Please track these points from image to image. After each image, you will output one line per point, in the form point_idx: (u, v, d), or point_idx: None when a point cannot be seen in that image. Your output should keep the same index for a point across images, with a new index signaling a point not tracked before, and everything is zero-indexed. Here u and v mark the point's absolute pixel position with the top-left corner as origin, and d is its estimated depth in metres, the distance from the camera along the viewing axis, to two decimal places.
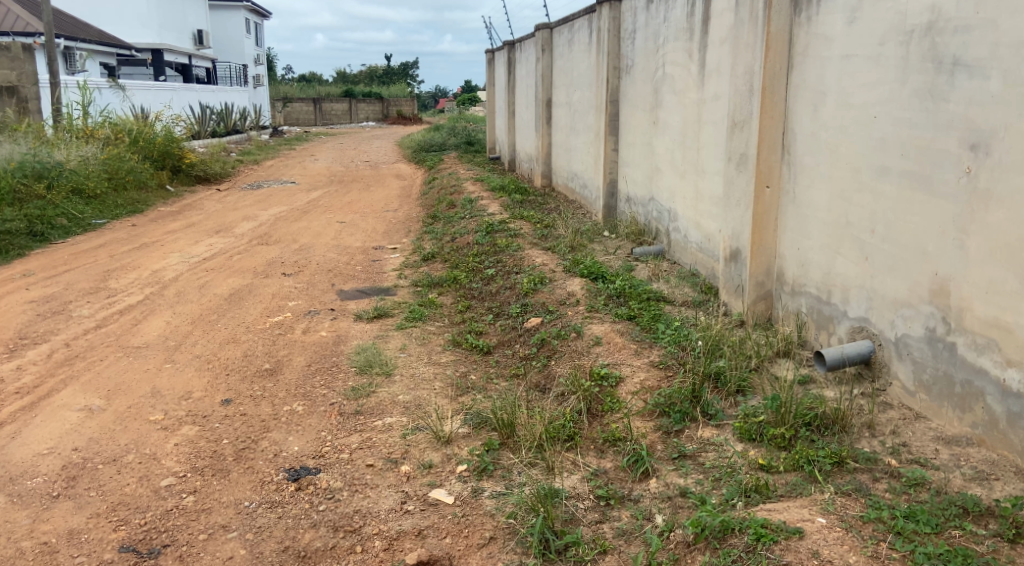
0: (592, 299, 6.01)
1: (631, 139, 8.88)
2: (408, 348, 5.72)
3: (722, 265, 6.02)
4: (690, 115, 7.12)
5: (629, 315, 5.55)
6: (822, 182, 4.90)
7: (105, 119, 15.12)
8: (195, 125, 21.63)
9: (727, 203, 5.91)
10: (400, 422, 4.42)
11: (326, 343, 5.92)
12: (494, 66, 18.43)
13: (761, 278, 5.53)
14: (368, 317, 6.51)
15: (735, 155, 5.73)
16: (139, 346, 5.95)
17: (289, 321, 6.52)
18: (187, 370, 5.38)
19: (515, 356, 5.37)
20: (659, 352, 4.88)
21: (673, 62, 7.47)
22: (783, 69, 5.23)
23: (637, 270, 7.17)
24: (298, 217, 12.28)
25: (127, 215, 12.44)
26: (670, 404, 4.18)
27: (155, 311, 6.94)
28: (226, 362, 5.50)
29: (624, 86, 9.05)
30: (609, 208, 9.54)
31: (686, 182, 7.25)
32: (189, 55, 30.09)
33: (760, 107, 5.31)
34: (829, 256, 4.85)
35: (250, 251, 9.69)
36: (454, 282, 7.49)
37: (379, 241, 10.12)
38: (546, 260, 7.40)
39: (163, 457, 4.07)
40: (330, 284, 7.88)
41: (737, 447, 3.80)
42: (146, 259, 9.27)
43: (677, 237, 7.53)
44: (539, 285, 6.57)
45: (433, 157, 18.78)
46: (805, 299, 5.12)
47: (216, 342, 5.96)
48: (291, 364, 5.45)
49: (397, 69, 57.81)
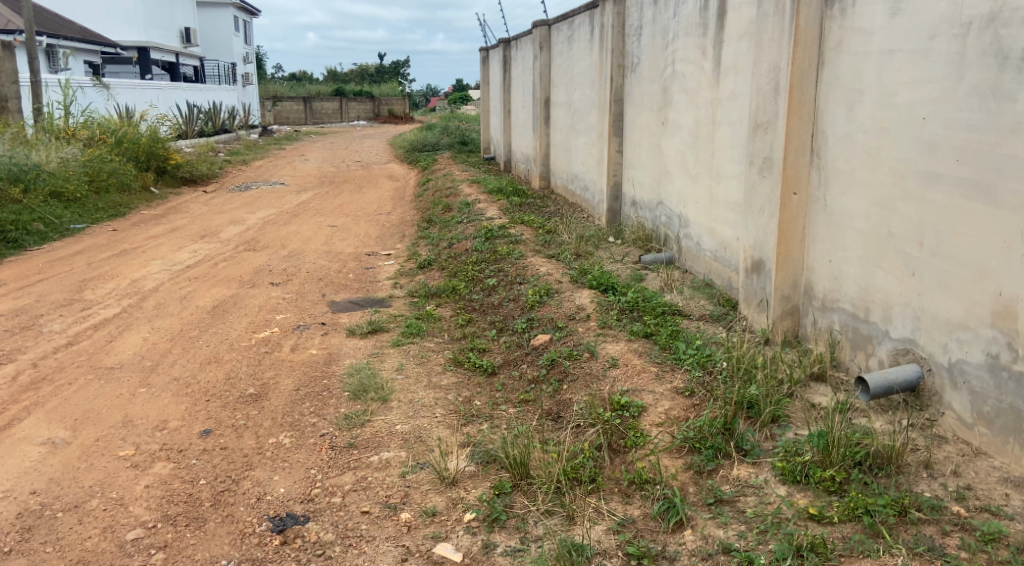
0: (603, 314, 5.57)
1: (637, 139, 8.44)
2: (405, 368, 5.27)
3: (743, 276, 5.59)
4: (703, 115, 6.68)
5: (645, 332, 5.11)
6: (859, 189, 4.47)
7: (87, 118, 14.60)
8: (182, 125, 21.12)
9: (749, 210, 5.47)
10: (397, 458, 3.97)
11: (316, 362, 5.46)
12: (489, 63, 17.96)
13: (787, 291, 5.10)
14: (361, 332, 6.06)
15: (757, 159, 5.30)
16: (112, 367, 5.49)
17: (277, 337, 6.06)
18: (163, 395, 4.92)
19: (523, 378, 4.91)
20: (683, 375, 4.44)
21: (684, 58, 7.03)
22: (812, 65, 4.79)
23: (648, 280, 6.74)
24: (287, 220, 11.80)
25: (108, 218, 11.95)
26: (701, 437, 3.73)
27: (133, 325, 6.48)
28: (206, 386, 5.04)
29: (629, 85, 8.60)
30: (613, 211, 9.11)
31: (699, 187, 6.82)
32: (176, 53, 29.47)
33: (787, 107, 4.87)
34: (867, 270, 4.42)
35: (236, 258, 9.21)
36: (454, 292, 7.04)
37: (372, 247, 9.65)
38: (551, 269, 6.95)
39: (131, 503, 3.62)
40: (321, 294, 7.42)
41: (780, 490, 3.37)
42: (126, 267, 8.79)
43: (689, 243, 7.10)
44: (545, 298, 6.13)
45: (427, 157, 18.29)
46: (838, 315, 4.69)
47: (195, 362, 5.50)
48: (278, 389, 4.97)
49: (389, 69, 57.37)
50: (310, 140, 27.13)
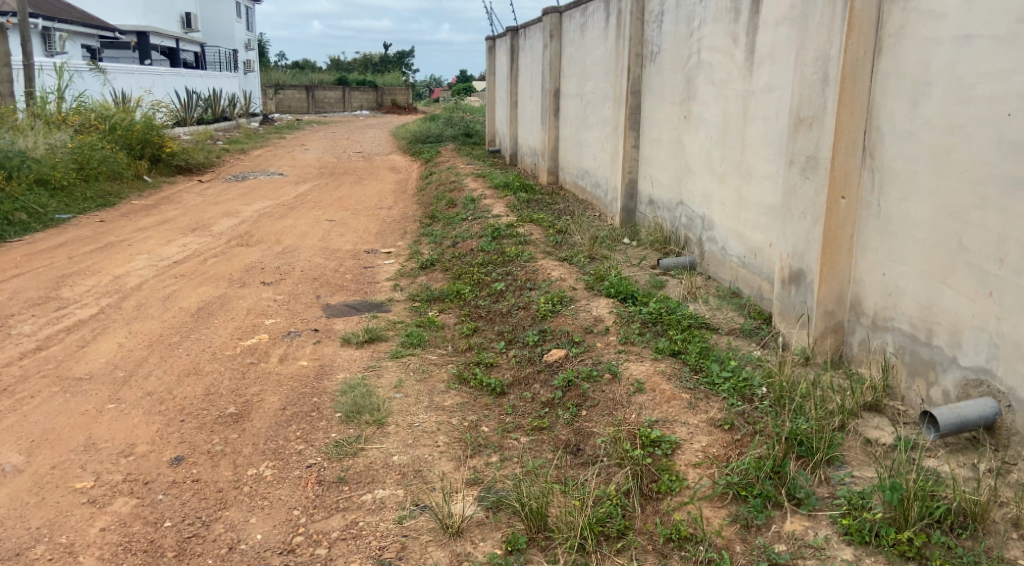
0: (624, 327, 5.03)
1: (656, 135, 7.90)
2: (404, 386, 4.73)
3: (779, 287, 5.06)
4: (732, 109, 6.15)
5: (672, 350, 4.58)
6: (923, 195, 3.94)
7: (80, 103, 14.07)
8: (179, 112, 20.57)
9: (787, 216, 4.93)
10: (393, 498, 3.45)
11: (306, 376, 4.94)
12: (495, 53, 17.39)
13: (831, 306, 4.57)
14: (357, 341, 5.53)
15: (799, 158, 4.76)
16: (81, 377, 4.97)
17: (264, 345, 5.54)
18: (133, 413, 4.41)
19: (536, 401, 4.38)
20: (719, 401, 3.90)
21: (712, 47, 6.49)
22: (868, 53, 4.27)
23: (669, 287, 6.21)
24: (283, 213, 11.25)
25: (95, 209, 11.43)
26: (746, 483, 3.21)
27: (109, 328, 5.96)
28: (181, 402, 4.52)
29: (648, 75, 8.05)
30: (627, 210, 8.57)
31: (726, 187, 6.29)
32: (177, 38, 28.83)
33: (838, 99, 4.33)
34: (930, 287, 3.89)
35: (227, 254, 8.67)
36: (458, 297, 6.53)
37: (371, 244, 9.12)
38: (564, 273, 6.41)
39: (82, 552, 3.16)
40: (315, 296, 6.90)
41: (846, 554, 2.86)
42: (110, 261, 8.28)
43: (713, 248, 6.58)
44: (558, 306, 5.59)
45: (430, 149, 17.74)
46: (893, 336, 4.16)
47: (172, 374, 4.97)
48: (262, 408, 4.45)
49: (394, 59, 56.78)
50: (312, 129, 26.55)
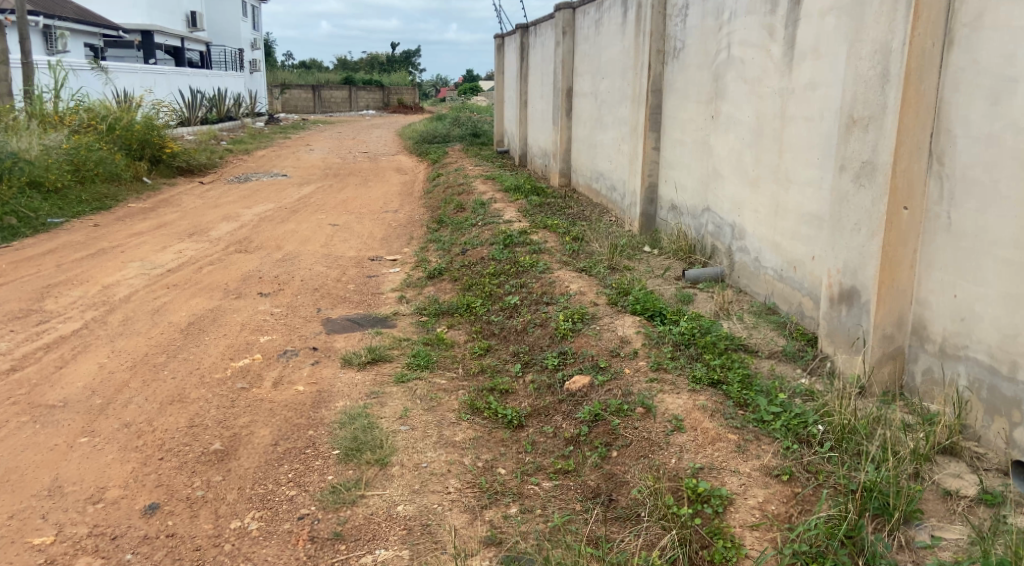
0: (654, 351, 4.53)
1: (678, 136, 7.40)
2: (410, 417, 4.24)
3: (825, 306, 4.56)
4: (767, 109, 5.65)
5: (711, 379, 4.07)
6: (1007, 207, 3.51)
7: (78, 102, 13.62)
8: (182, 111, 20.14)
9: (836, 228, 4.44)
10: (396, 562, 3.01)
11: (302, 404, 4.46)
12: (504, 51, 16.86)
13: (891, 330, 4.09)
14: (358, 362, 5.05)
15: (852, 163, 4.28)
16: (54, 405, 4.50)
17: (257, 367, 5.06)
18: (106, 449, 3.95)
19: (558, 437, 3.90)
20: (771, 445, 3.41)
21: (743, 42, 5.99)
22: (936, 46, 3.81)
23: (698, 302, 5.71)
24: (285, 217, 10.78)
25: (90, 212, 10.97)
26: (817, 552, 2.76)
27: (90, 346, 5.49)
28: (161, 436, 4.05)
29: (670, 73, 7.54)
30: (647, 216, 8.06)
31: (760, 194, 5.79)
32: (181, 37, 28.37)
33: (902, 98, 3.86)
34: (1014, 313, 3.46)
35: (224, 261, 8.20)
36: (468, 312, 6.05)
37: (375, 251, 8.62)
38: (583, 286, 5.91)
39: None
40: (315, 308, 6.41)
41: None
42: (99, 269, 7.81)
43: (744, 258, 6.08)
44: (579, 324, 5.09)
45: (437, 149, 17.23)
46: (968, 365, 3.71)
47: (155, 401, 4.49)
48: (252, 442, 3.97)
49: (400, 58, 56.25)
50: (317, 129, 26.08)
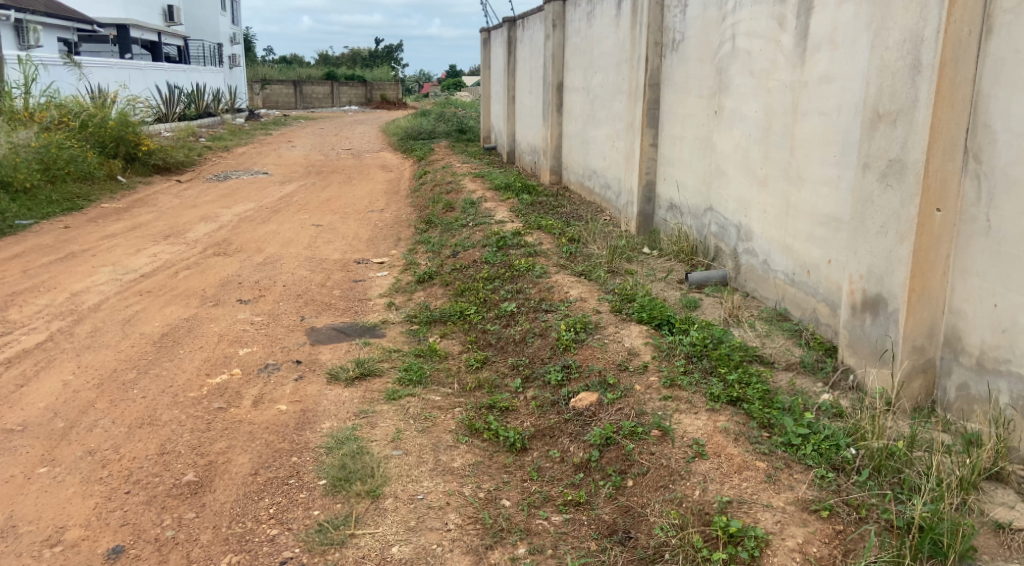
0: (665, 365, 4.21)
1: (678, 132, 7.09)
2: (404, 440, 3.90)
3: (846, 314, 4.24)
4: (777, 103, 5.34)
5: (730, 396, 3.76)
6: None
7: (50, 98, 13.12)
8: (159, 108, 19.62)
9: (859, 230, 4.12)
10: None
11: (285, 426, 4.10)
12: (491, 45, 16.52)
13: (922, 341, 3.79)
14: (346, 378, 4.69)
15: (877, 161, 3.97)
16: (11, 428, 4.12)
17: (236, 384, 4.69)
18: (68, 482, 3.59)
19: (567, 463, 3.57)
20: (804, 474, 3.10)
21: (749, 33, 5.68)
22: (973, 34, 3.52)
23: (705, 308, 5.40)
24: (266, 217, 10.38)
25: (61, 213, 10.52)
26: None
27: (55, 361, 5.10)
28: (129, 466, 3.69)
29: (668, 66, 7.22)
30: (644, 215, 7.75)
31: (769, 193, 5.49)
32: (159, 32, 27.71)
33: (935, 90, 3.56)
34: None
35: (202, 265, 7.80)
36: (462, 320, 5.71)
37: (361, 253, 8.25)
38: (583, 292, 5.58)
39: None
40: (298, 317, 6.04)
41: None
42: (68, 275, 7.39)
43: (751, 261, 5.78)
44: (582, 334, 4.76)
45: (423, 145, 16.84)
46: (1011, 380, 3.43)
47: (122, 424, 4.12)
48: (229, 472, 3.62)
49: (383, 53, 55.71)
50: (300, 125, 25.59)
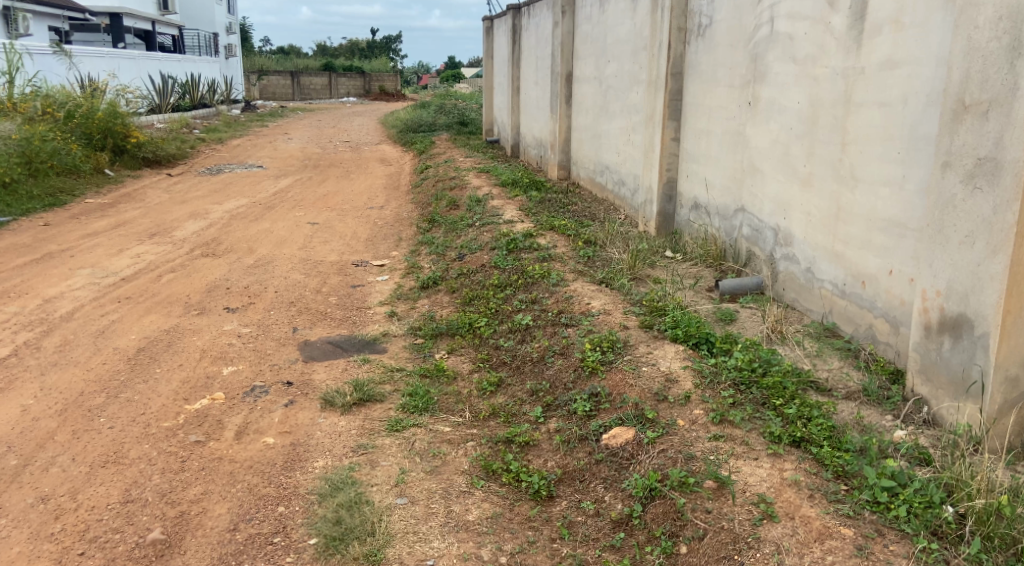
0: (710, 395, 3.64)
1: (703, 125, 6.51)
2: (409, 484, 3.34)
3: (915, 335, 3.68)
4: (824, 93, 4.77)
5: (794, 436, 3.19)
6: None
7: (35, 88, 12.51)
8: (151, 99, 18.99)
9: (934, 239, 3.56)
10: None
11: (270, 465, 3.54)
12: (495, 35, 15.86)
13: (1016, 370, 3.25)
14: (342, 404, 4.11)
15: (960, 160, 3.40)
16: None
17: (217, 410, 4.13)
18: (13, 538, 3.04)
19: (603, 517, 3.04)
20: (902, 546, 2.61)
21: (790, 15, 5.09)
22: None
23: (743, 321, 4.85)
24: (259, 214, 9.79)
25: (42, 209, 9.93)
26: None
27: (15, 381, 4.53)
28: (86, 518, 3.14)
29: (694, 53, 6.63)
30: (664, 215, 7.18)
31: (813, 193, 4.92)
32: (153, 21, 26.99)
33: None
34: None
35: (188, 268, 7.22)
36: (471, 332, 5.16)
37: (360, 255, 7.67)
38: (607, 303, 5.01)
39: None
40: (290, 328, 5.47)
41: None
42: (43, 279, 6.81)
43: (791, 268, 5.22)
44: (609, 354, 4.19)
45: (423, 138, 16.21)
46: None
47: (83, 463, 3.56)
48: (203, 527, 3.07)
49: (382, 44, 54.96)
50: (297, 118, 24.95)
